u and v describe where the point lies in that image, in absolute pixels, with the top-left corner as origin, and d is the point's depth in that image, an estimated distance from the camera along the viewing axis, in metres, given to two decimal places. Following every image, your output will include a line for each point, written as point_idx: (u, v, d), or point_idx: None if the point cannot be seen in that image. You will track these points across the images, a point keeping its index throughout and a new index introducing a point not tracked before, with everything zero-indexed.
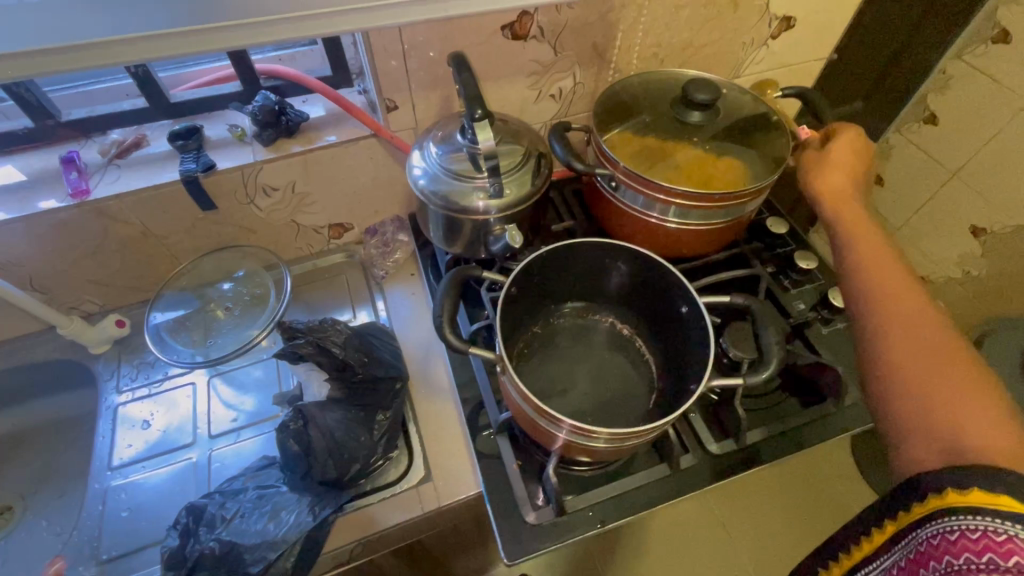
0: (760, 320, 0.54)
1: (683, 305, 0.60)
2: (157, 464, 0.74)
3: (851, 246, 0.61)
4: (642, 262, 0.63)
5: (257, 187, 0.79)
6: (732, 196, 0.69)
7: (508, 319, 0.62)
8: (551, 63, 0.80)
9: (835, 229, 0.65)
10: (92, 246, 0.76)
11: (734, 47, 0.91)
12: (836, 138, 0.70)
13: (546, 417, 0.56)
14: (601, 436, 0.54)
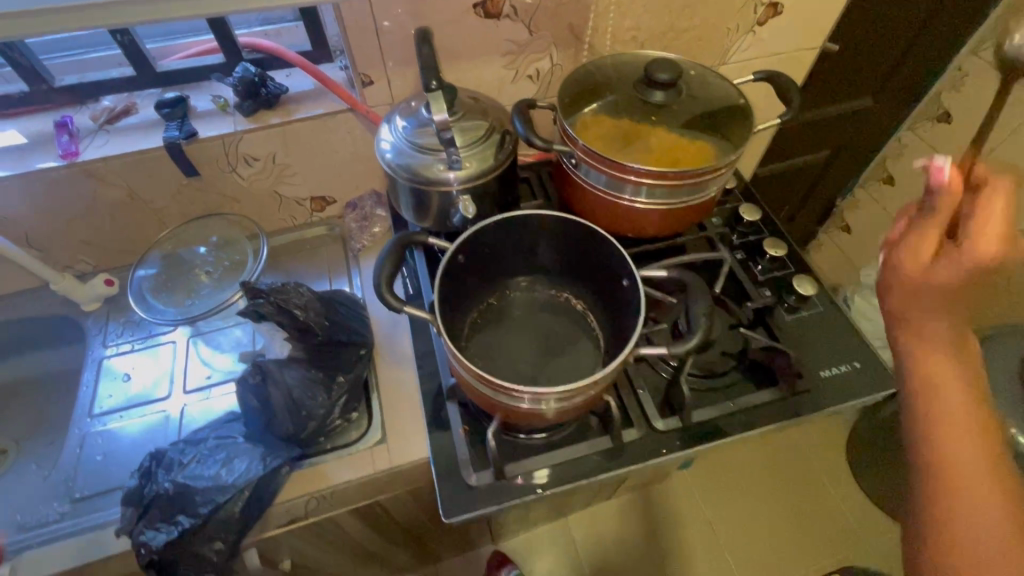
0: (691, 292, 0.54)
1: (626, 279, 0.61)
2: (132, 415, 0.78)
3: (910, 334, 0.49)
4: (591, 236, 0.64)
5: (238, 156, 0.82)
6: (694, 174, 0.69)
7: (453, 287, 0.63)
8: (526, 43, 0.81)
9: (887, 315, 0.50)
10: (83, 207, 0.81)
11: (718, 34, 0.91)
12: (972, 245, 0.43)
13: (487, 383, 0.57)
14: (535, 397, 0.56)
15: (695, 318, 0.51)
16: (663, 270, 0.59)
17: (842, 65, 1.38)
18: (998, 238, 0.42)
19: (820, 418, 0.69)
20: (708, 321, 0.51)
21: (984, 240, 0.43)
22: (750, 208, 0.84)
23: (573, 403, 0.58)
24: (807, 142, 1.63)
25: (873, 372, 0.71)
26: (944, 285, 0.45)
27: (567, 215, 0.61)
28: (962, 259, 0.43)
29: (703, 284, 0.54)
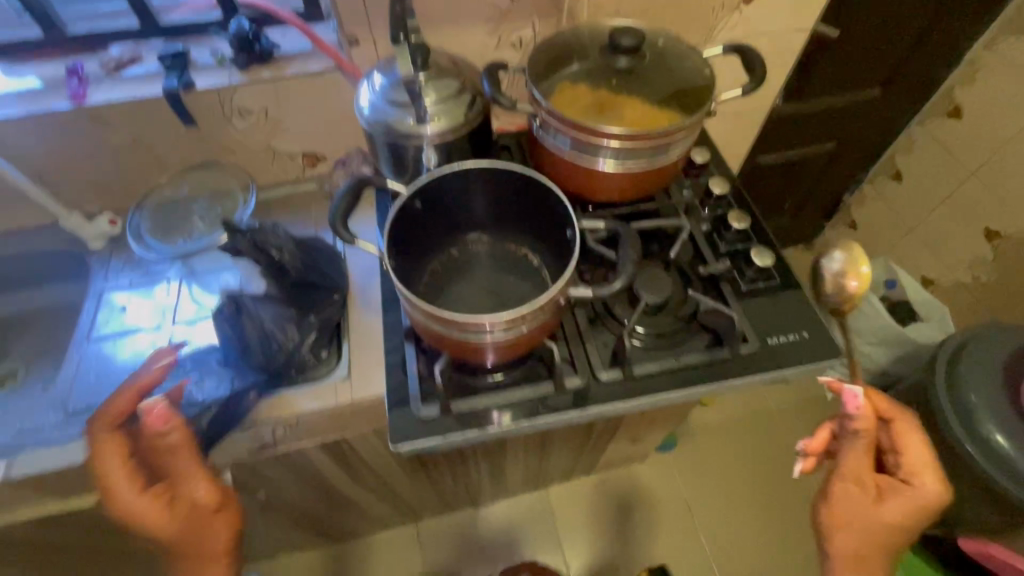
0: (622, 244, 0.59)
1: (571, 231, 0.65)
2: (123, 344, 0.85)
3: (847, 531, 0.60)
4: (543, 191, 0.67)
5: (233, 109, 0.88)
6: (652, 136, 0.71)
7: (411, 232, 0.67)
8: (508, 10, 0.84)
9: (831, 518, 0.61)
10: (90, 149, 0.88)
11: (704, 10, 0.92)
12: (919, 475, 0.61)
13: (435, 319, 0.60)
14: (479, 328, 0.60)
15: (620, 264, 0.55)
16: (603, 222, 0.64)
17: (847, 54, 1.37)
18: (931, 473, 0.61)
19: (761, 381, 0.72)
20: (631, 269, 0.55)
21: (923, 481, 0.61)
22: (720, 181, 0.86)
23: (512, 335, 0.62)
24: (811, 134, 1.62)
25: (820, 343, 0.73)
26: (888, 513, 0.60)
27: (522, 168, 0.64)
28: (907, 495, 0.60)
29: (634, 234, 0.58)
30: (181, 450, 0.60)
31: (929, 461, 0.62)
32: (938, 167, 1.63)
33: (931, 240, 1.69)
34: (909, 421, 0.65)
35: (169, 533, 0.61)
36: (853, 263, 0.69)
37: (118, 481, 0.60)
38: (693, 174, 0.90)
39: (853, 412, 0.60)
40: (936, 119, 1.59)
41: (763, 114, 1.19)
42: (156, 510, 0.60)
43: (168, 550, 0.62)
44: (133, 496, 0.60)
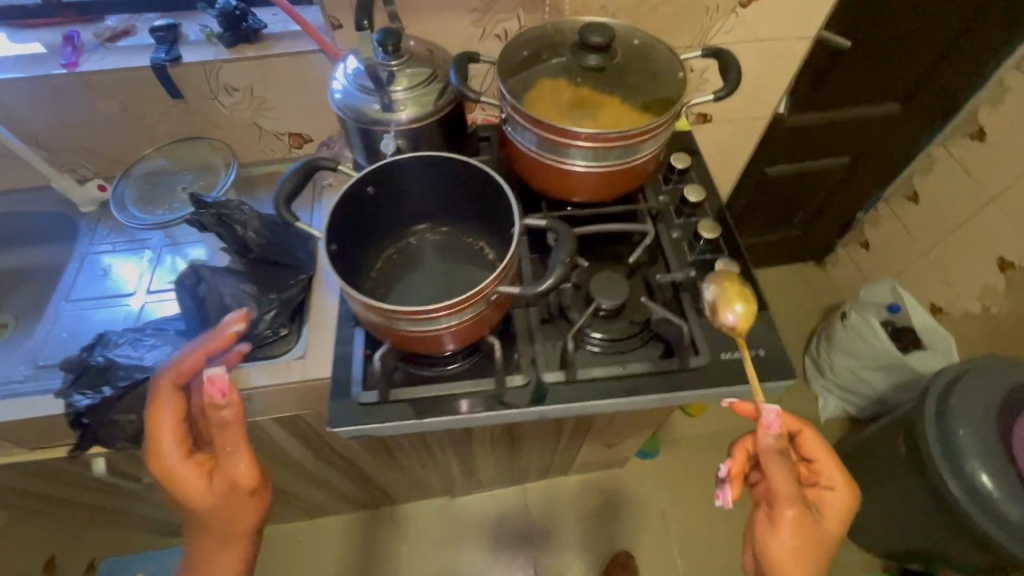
0: (559, 242, 0.59)
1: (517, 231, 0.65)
2: (97, 306, 0.88)
3: (800, 551, 0.61)
4: (495, 186, 0.67)
5: (219, 85, 0.89)
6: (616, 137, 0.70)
7: (360, 218, 0.68)
8: (492, 1, 0.83)
9: (785, 542, 0.61)
10: (83, 116, 0.91)
11: (698, 11, 0.89)
12: (838, 484, 0.67)
13: (377, 311, 0.60)
14: (424, 318, 0.60)
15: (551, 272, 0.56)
16: (542, 220, 0.62)
17: (860, 66, 1.32)
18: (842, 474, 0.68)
19: (709, 396, 0.70)
20: (559, 274, 0.56)
21: (839, 484, 0.67)
22: (696, 189, 0.85)
23: (461, 322, 0.62)
24: (823, 147, 1.57)
25: (773, 364, 0.71)
26: (828, 526, 0.64)
27: (474, 162, 0.64)
28: (833, 502, 0.66)
29: (571, 238, 0.59)
30: (234, 427, 0.58)
31: (837, 467, 0.68)
32: (956, 191, 1.55)
33: (943, 266, 1.61)
34: (811, 430, 0.71)
35: (201, 502, 0.59)
36: (725, 296, 0.68)
37: (163, 442, 0.58)
38: (671, 180, 0.88)
39: (771, 430, 0.62)
40: (958, 140, 1.51)
41: (763, 122, 1.16)
42: (195, 478, 0.58)
43: (195, 517, 0.60)
44: (177, 458, 0.57)
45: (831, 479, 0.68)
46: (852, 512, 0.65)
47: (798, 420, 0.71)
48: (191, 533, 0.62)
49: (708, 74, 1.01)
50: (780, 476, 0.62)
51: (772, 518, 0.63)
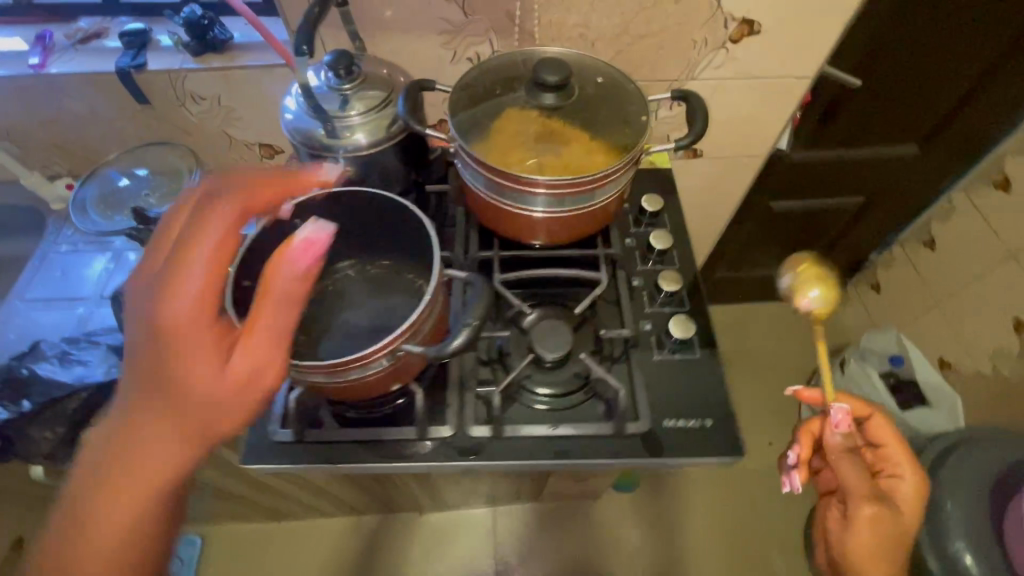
0: (475, 300, 0.57)
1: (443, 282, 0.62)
2: (50, 308, 0.88)
3: (881, 538, 0.61)
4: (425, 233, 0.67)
5: (186, 93, 0.88)
6: (564, 186, 0.66)
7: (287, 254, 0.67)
8: (462, 24, 0.79)
9: (868, 528, 0.61)
10: (51, 115, 0.90)
11: (683, 44, 0.83)
12: (908, 473, 0.68)
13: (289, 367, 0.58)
14: (329, 371, 0.56)
15: (458, 333, 0.54)
16: (463, 274, 0.62)
17: (873, 105, 1.23)
18: (912, 464, 0.69)
19: (643, 466, 0.65)
20: (465, 338, 0.53)
21: (908, 472, 0.69)
22: (662, 236, 0.79)
23: (372, 375, 0.59)
24: (835, 185, 1.48)
25: (717, 439, 0.66)
26: (907, 515, 0.65)
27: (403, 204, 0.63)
28: (900, 491, 0.67)
29: (486, 297, 0.57)
30: (290, 303, 0.47)
31: (903, 452, 0.70)
32: (974, 241, 1.44)
33: (953, 320, 1.50)
34: (882, 419, 0.73)
35: (196, 384, 0.45)
36: (801, 283, 0.71)
37: (192, 287, 0.46)
38: (641, 223, 0.83)
39: (839, 427, 0.64)
40: (980, 188, 1.40)
41: (760, 160, 1.08)
42: (207, 344, 0.45)
43: (160, 400, 0.45)
44: (203, 309, 0.45)
45: (903, 465, 0.69)
46: (920, 500, 0.67)
47: (869, 406, 0.73)
48: (123, 412, 0.45)
49: None
50: (853, 474, 0.63)
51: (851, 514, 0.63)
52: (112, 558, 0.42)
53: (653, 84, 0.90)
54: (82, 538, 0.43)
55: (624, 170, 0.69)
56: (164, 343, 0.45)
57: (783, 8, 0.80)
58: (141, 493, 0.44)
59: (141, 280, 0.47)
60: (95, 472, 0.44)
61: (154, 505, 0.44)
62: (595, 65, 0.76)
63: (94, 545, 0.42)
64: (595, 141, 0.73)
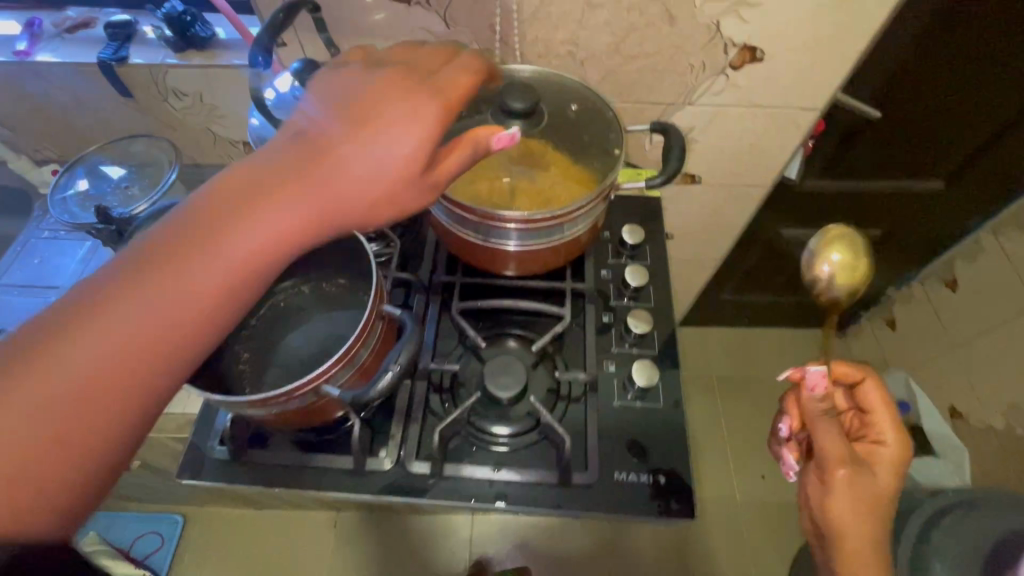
0: (402, 340, 0.52)
1: (380, 318, 0.59)
2: (23, 294, 0.89)
3: (851, 499, 0.59)
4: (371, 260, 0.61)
5: (167, 88, 0.86)
6: (528, 221, 0.61)
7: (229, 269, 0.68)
8: (444, 36, 0.75)
9: (838, 487, 0.59)
10: (38, 102, 0.91)
11: (678, 68, 0.78)
12: (889, 434, 0.65)
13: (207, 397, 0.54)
14: (253, 406, 0.54)
15: (383, 372, 0.51)
16: (399, 308, 0.58)
17: (895, 136, 1.15)
18: (895, 426, 0.66)
19: (588, 518, 0.62)
20: (387, 380, 0.50)
21: (889, 434, 0.66)
22: (640, 271, 0.75)
23: (304, 406, 0.56)
24: (852, 216, 1.40)
25: (669, 497, 0.62)
26: (884, 479, 0.62)
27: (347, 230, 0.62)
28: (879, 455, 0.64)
29: (415, 334, 0.52)
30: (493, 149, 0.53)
31: (890, 418, 0.67)
32: (999, 286, 1.34)
33: (967, 367, 1.41)
34: (870, 383, 0.70)
35: (359, 193, 0.45)
36: (823, 243, 0.71)
37: (418, 117, 0.46)
38: (621, 255, 0.79)
39: (817, 393, 0.64)
40: (1009, 230, 1.30)
41: (763, 190, 1.02)
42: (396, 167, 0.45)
43: (312, 187, 0.44)
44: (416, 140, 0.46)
45: (884, 426, 0.67)
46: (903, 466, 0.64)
47: (855, 368, 0.71)
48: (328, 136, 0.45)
49: (695, 135, 0.90)
50: (829, 437, 0.62)
51: (825, 476, 0.61)
52: (172, 319, 0.40)
53: (647, 107, 0.85)
54: (162, 276, 0.40)
55: (596, 204, 0.65)
56: (358, 145, 0.45)
57: (788, 36, 0.74)
58: (239, 263, 0.42)
59: (386, 79, 0.49)
60: (207, 212, 0.42)
61: (241, 286, 0.42)
62: (575, 93, 0.73)
63: (168, 288, 0.40)
64: (563, 172, 0.70)
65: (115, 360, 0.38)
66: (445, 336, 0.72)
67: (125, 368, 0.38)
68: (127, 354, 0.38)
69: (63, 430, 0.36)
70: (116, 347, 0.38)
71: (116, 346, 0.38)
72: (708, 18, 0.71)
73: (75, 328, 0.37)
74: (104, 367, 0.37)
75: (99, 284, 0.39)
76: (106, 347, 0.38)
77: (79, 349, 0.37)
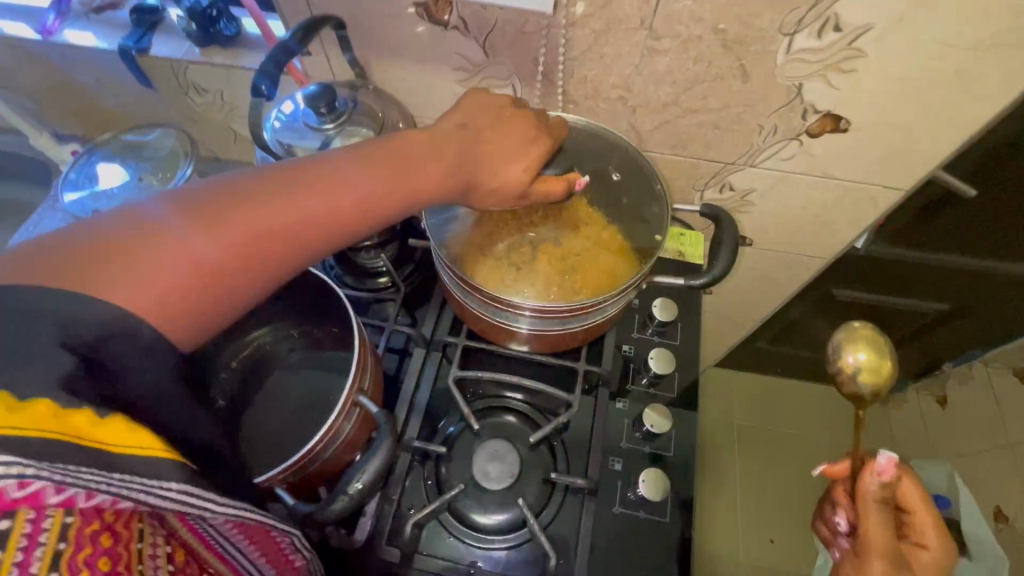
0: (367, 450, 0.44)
1: (355, 409, 0.51)
2: None
3: None
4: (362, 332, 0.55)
5: (189, 83, 0.81)
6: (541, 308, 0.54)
7: None
8: (482, 64, 0.66)
9: None
10: (61, 80, 0.87)
11: (744, 127, 0.68)
12: (929, 537, 0.57)
13: None
14: None
15: (348, 482, 0.42)
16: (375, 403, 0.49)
17: (988, 213, 1.00)
18: (936, 530, 0.57)
19: None
20: (341, 501, 0.41)
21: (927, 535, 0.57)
22: (666, 358, 0.67)
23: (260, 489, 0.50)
24: (915, 284, 1.24)
25: None
26: None
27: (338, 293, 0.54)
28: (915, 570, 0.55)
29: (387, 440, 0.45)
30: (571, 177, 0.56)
31: (931, 520, 0.57)
32: None
33: (1018, 469, 1.26)
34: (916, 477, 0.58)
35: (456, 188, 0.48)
36: (850, 338, 0.59)
37: (526, 148, 0.51)
38: (648, 330, 0.72)
39: (880, 476, 0.52)
40: None
41: (822, 262, 0.90)
42: (491, 178, 0.50)
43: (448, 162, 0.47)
44: (518, 165, 0.50)
45: (926, 525, 0.57)
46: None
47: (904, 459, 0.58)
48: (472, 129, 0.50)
49: (753, 199, 0.79)
50: (881, 528, 0.53)
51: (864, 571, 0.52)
52: (245, 255, 0.38)
53: (703, 163, 0.74)
54: (247, 210, 0.38)
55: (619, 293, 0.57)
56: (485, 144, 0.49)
57: (884, 108, 0.62)
58: (320, 214, 0.40)
59: (506, 105, 0.53)
60: (298, 166, 0.42)
61: (314, 237, 0.40)
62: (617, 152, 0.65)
63: (249, 224, 0.38)
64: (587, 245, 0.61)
65: (185, 281, 0.35)
66: (439, 403, 0.66)
67: (189, 295, 0.36)
68: (193, 275, 0.36)
69: (178, 287, 0.35)
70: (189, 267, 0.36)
71: (185, 269, 0.36)
72: (789, 78, 0.61)
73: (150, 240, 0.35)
74: (170, 287, 0.35)
75: (274, 173, 0.41)
76: (173, 269, 0.35)
77: (149, 262, 0.34)
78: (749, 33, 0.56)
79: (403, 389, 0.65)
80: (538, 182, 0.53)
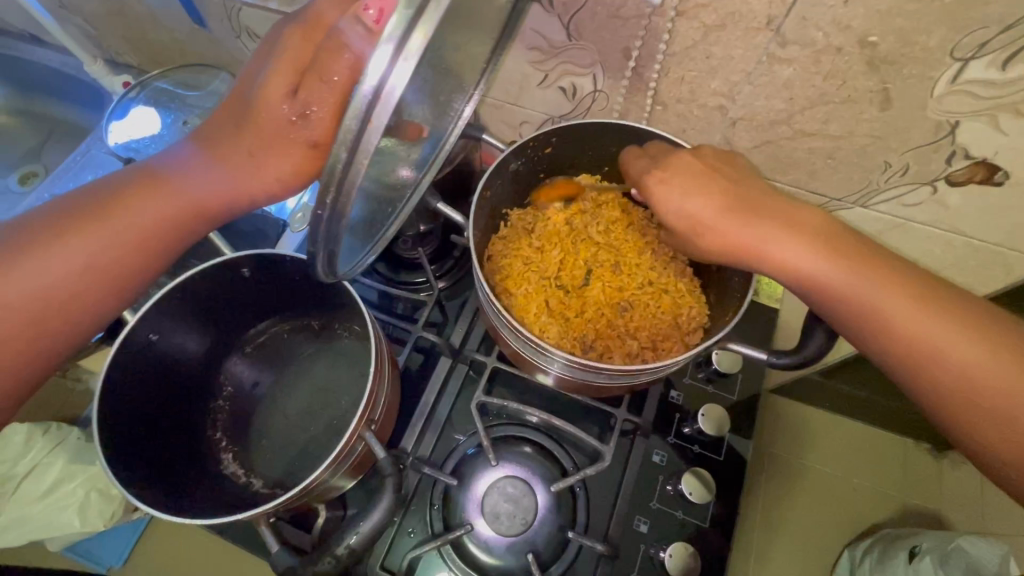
0: (365, 510, 0.41)
1: (361, 441, 0.46)
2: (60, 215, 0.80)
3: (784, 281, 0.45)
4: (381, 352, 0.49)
5: (242, 25, 0.75)
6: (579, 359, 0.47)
7: (243, 301, 0.58)
8: (562, 47, 0.56)
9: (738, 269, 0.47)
10: (114, 7, 0.82)
11: (865, 163, 0.56)
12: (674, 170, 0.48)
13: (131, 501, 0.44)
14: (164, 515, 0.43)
15: (339, 539, 0.40)
16: (384, 452, 0.44)
17: None
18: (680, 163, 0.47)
19: None
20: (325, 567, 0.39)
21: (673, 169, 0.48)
22: (717, 419, 0.59)
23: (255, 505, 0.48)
24: None
25: None
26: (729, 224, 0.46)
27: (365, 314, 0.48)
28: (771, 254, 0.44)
29: (388, 501, 0.41)
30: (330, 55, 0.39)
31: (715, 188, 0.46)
32: None
33: None
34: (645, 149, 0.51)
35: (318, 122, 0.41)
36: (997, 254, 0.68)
37: (279, 60, 0.42)
38: (700, 374, 0.64)
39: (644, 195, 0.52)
40: None
41: None
42: (269, 119, 0.43)
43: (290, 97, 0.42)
44: (277, 86, 0.42)
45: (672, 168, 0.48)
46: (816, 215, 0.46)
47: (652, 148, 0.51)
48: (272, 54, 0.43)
49: None
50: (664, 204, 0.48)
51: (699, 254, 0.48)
52: (208, 198, 0.47)
53: (803, 194, 0.63)
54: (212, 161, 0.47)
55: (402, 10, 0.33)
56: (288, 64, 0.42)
57: None
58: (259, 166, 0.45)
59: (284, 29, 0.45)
60: (234, 120, 0.46)
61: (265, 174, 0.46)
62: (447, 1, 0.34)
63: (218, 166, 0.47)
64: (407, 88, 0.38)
65: (158, 223, 0.47)
66: (460, 419, 0.61)
67: (184, 220, 0.48)
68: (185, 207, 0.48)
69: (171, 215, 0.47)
70: (151, 219, 0.47)
71: (174, 211, 0.47)
72: (945, 114, 0.48)
73: (136, 194, 0.47)
74: (118, 244, 0.46)
75: (228, 119, 0.47)
76: (172, 204, 0.47)
77: (122, 217, 0.46)
78: (906, 52, 0.44)
79: (424, 400, 0.60)
80: (306, 92, 0.41)
